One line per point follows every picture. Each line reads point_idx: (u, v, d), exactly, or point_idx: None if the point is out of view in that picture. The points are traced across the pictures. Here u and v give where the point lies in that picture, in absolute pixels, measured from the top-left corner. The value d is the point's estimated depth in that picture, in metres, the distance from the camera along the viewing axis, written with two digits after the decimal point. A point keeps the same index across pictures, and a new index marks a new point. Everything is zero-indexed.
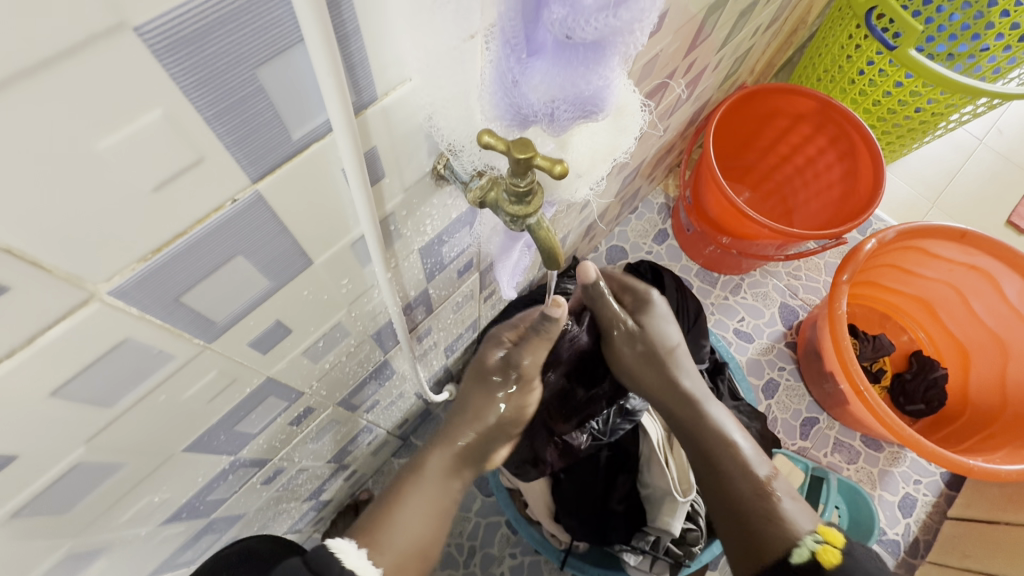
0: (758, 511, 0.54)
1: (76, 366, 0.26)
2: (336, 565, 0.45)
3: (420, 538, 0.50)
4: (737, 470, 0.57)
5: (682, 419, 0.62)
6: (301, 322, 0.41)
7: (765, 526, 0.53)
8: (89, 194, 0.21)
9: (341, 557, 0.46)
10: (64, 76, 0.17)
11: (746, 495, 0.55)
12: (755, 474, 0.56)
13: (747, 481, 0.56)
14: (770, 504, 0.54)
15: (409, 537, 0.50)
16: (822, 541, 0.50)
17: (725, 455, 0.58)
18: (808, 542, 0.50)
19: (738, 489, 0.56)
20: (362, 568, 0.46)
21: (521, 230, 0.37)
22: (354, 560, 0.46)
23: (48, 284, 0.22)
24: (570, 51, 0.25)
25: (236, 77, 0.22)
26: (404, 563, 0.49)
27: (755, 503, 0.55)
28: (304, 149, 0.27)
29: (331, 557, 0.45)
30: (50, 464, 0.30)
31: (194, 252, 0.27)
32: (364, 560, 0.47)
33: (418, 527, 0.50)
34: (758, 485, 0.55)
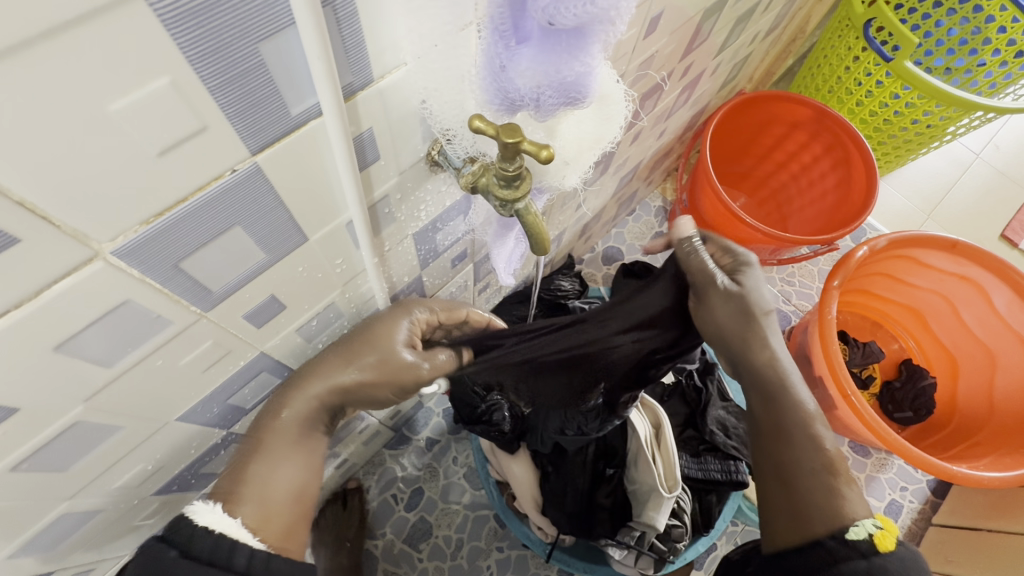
0: (818, 487, 0.50)
1: (78, 324, 0.28)
2: (187, 528, 0.39)
3: (287, 484, 0.46)
4: (806, 441, 0.51)
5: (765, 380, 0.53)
6: (296, 299, 0.42)
7: (822, 502, 0.49)
8: (98, 155, 0.22)
9: (193, 518, 0.40)
10: (79, 40, 0.19)
11: (810, 470, 0.50)
12: (826, 448, 0.51)
13: (815, 455, 0.50)
14: (834, 482, 0.50)
15: (273, 486, 0.45)
16: (879, 525, 0.46)
17: (796, 421, 0.52)
18: (865, 524, 0.47)
19: (803, 462, 0.51)
20: (220, 524, 0.41)
21: (510, 215, 0.39)
22: (210, 517, 0.41)
23: (57, 239, 0.24)
24: (554, 36, 0.27)
25: (239, 51, 0.23)
26: (275, 511, 0.44)
27: (818, 480, 0.50)
28: (302, 125, 0.28)
29: (183, 522, 0.40)
30: (50, 420, 0.32)
31: (195, 218, 0.28)
32: (226, 518, 0.41)
33: (286, 475, 0.46)
34: (828, 461, 0.50)
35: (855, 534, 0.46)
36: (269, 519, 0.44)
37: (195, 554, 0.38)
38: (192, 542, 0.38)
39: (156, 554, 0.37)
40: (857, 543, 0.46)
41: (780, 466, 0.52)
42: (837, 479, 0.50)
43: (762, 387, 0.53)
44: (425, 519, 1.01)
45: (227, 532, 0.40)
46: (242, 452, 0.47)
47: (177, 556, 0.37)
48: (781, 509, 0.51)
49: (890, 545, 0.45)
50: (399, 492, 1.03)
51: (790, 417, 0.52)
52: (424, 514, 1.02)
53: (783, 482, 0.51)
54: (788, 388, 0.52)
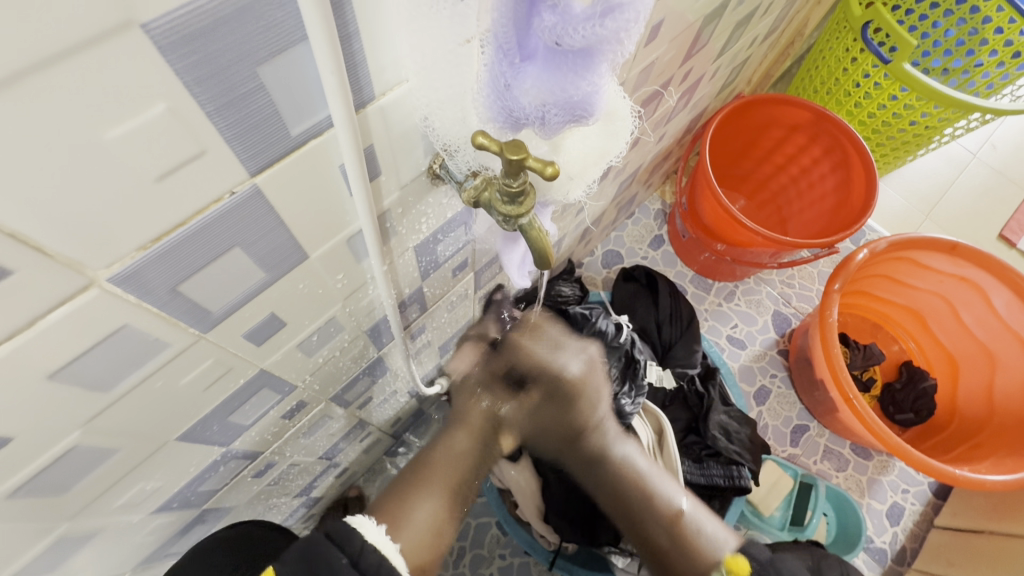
0: (672, 546, 0.64)
1: (74, 351, 0.27)
2: (358, 540, 0.46)
3: (430, 519, 0.59)
4: (650, 514, 0.68)
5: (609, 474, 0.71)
6: (296, 316, 0.41)
7: (677, 558, 0.63)
8: (94, 184, 0.21)
9: (362, 532, 0.48)
10: (72, 70, 0.18)
11: (662, 540, 0.66)
12: (665, 513, 0.66)
13: (660, 527, 0.66)
14: (680, 537, 0.64)
15: (422, 518, 0.58)
16: (726, 570, 0.59)
17: (635, 495, 0.69)
18: (718, 574, 0.60)
19: (654, 533, 0.67)
20: (383, 543, 0.49)
21: (514, 230, 0.38)
22: (375, 536, 0.49)
23: (51, 268, 0.23)
24: (561, 57, 0.26)
25: (238, 74, 0.22)
26: (421, 543, 0.57)
27: (669, 540, 0.65)
28: (303, 144, 0.28)
29: (351, 531, 0.46)
30: (47, 446, 0.31)
31: (193, 241, 0.27)
32: (386, 538, 0.50)
33: (432, 510, 0.59)
34: (668, 524, 0.66)
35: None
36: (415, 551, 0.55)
37: (363, 565, 0.44)
38: (361, 555, 0.45)
39: (328, 556, 0.44)
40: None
41: (644, 544, 0.68)
42: (682, 535, 0.64)
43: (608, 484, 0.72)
44: None
45: (388, 553, 0.49)
46: (398, 487, 0.61)
47: (349, 563, 0.44)
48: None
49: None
50: None
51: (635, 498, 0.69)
52: None
53: (651, 556, 0.67)
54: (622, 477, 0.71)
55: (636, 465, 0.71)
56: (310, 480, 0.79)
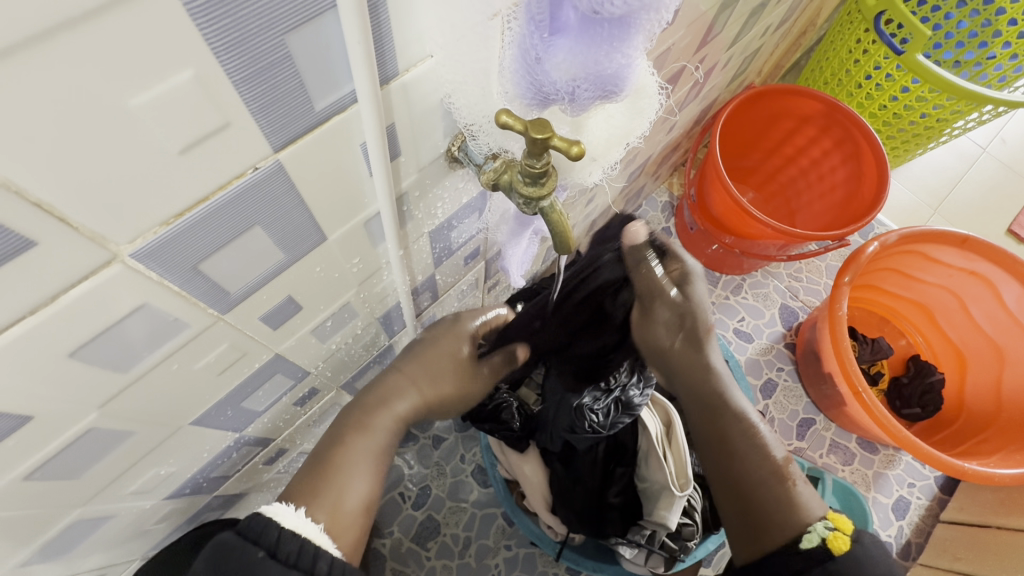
0: (770, 495, 0.54)
1: (95, 329, 0.27)
2: (274, 530, 0.39)
3: (365, 494, 0.46)
4: (752, 452, 0.56)
5: (705, 393, 0.60)
6: (311, 301, 0.41)
7: (777, 512, 0.53)
8: (116, 153, 0.21)
9: (278, 519, 0.40)
10: (98, 32, 0.17)
11: (759, 481, 0.55)
12: (773, 457, 0.56)
13: (762, 467, 0.55)
14: (783, 488, 0.54)
15: (354, 492, 0.45)
16: (832, 527, 0.50)
17: (742, 435, 0.57)
18: (819, 528, 0.50)
19: (752, 475, 0.56)
20: (303, 527, 0.40)
21: (534, 213, 0.38)
22: (293, 521, 0.40)
23: (74, 242, 0.22)
24: (595, 27, 0.26)
25: (265, 42, 0.22)
26: (348, 521, 0.44)
27: (772, 489, 0.54)
28: (327, 120, 0.27)
29: (266, 523, 0.39)
30: (63, 428, 0.31)
31: (215, 219, 0.27)
32: (305, 520, 0.41)
33: (365, 484, 0.46)
34: (775, 468, 0.55)
35: (809, 542, 0.50)
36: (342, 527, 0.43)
37: (281, 556, 0.38)
38: (279, 545, 0.38)
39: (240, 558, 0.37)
40: (812, 552, 0.49)
41: (739, 483, 0.56)
42: (786, 488, 0.54)
43: (705, 403, 0.60)
44: (432, 517, 1.01)
45: (309, 537, 0.40)
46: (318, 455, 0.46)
47: (264, 557, 0.37)
48: (745, 534, 0.54)
49: (844, 546, 0.48)
50: (406, 490, 1.02)
51: (736, 428, 0.58)
52: (431, 512, 1.01)
53: (737, 497, 0.56)
54: (726, 402, 0.59)
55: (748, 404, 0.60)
56: None
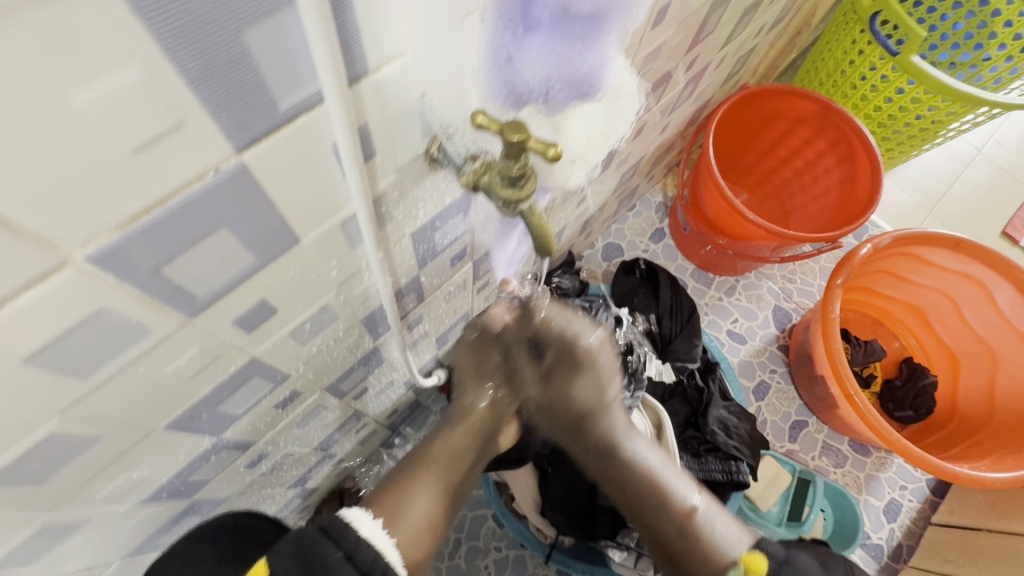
0: (686, 549, 0.58)
1: (49, 334, 0.26)
2: (352, 536, 0.46)
3: (427, 516, 0.57)
4: (659, 512, 0.62)
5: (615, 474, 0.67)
6: (288, 303, 0.40)
7: (693, 562, 0.57)
8: (63, 155, 0.20)
9: (357, 526, 0.47)
10: (32, 25, 0.16)
11: (673, 535, 0.60)
12: (675, 511, 0.61)
13: (669, 520, 0.61)
14: (691, 538, 0.59)
15: (418, 514, 0.57)
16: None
17: (647, 498, 0.63)
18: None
19: (665, 530, 0.61)
20: (376, 537, 0.48)
21: (514, 216, 0.37)
22: (370, 530, 0.48)
23: (20, 244, 0.21)
24: (568, 26, 0.25)
25: (221, 38, 0.21)
26: (416, 538, 0.55)
27: (683, 542, 0.59)
28: (293, 119, 0.26)
29: (348, 526, 0.46)
30: (25, 433, 0.30)
31: (176, 220, 0.26)
32: (379, 531, 0.49)
33: (427, 508, 0.58)
34: (679, 524, 0.60)
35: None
36: (413, 541, 0.54)
37: (357, 559, 0.44)
38: (357, 550, 0.45)
39: (323, 552, 0.43)
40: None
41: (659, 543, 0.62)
42: (693, 531, 0.59)
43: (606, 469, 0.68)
44: None
45: (382, 549, 0.48)
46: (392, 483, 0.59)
47: (342, 557, 0.44)
48: None
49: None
50: None
51: (642, 494, 0.63)
52: None
53: (662, 554, 0.61)
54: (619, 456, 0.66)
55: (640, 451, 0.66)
56: (305, 470, 0.78)
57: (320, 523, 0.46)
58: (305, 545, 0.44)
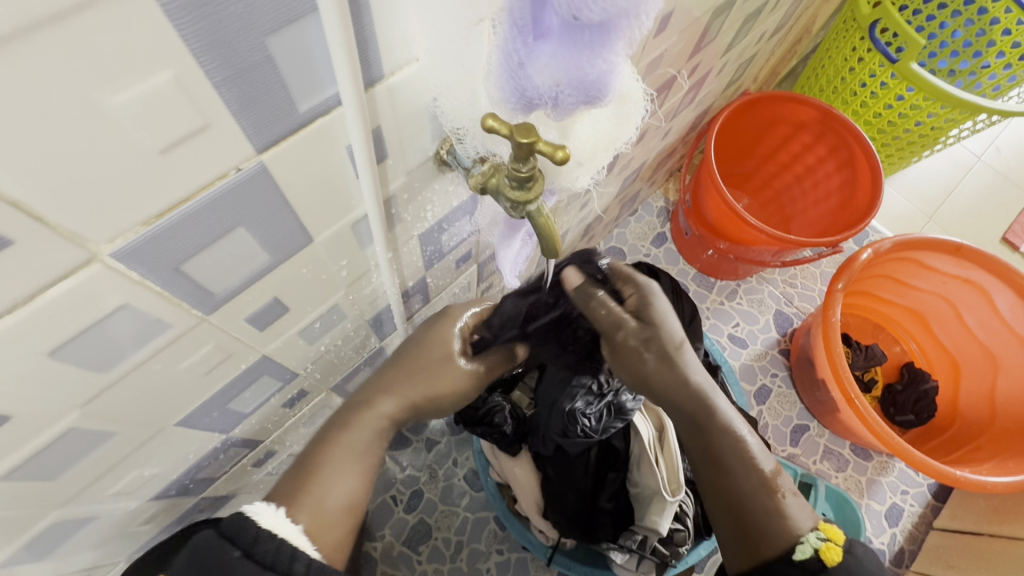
0: (761, 507, 0.54)
1: (74, 327, 0.26)
2: (252, 529, 0.40)
3: (349, 496, 0.46)
4: (741, 467, 0.56)
5: (691, 412, 0.56)
6: (299, 302, 0.41)
7: (766, 523, 0.54)
8: (96, 154, 0.21)
9: (257, 520, 0.41)
10: (73, 30, 0.17)
11: (749, 491, 0.55)
12: (761, 470, 0.55)
13: (751, 476, 0.55)
14: (773, 500, 0.54)
15: (335, 495, 0.45)
16: (824, 538, 0.52)
17: (730, 448, 0.56)
18: (811, 539, 0.52)
19: (744, 487, 0.55)
20: (280, 527, 0.41)
21: (521, 217, 0.38)
22: (272, 520, 0.41)
23: (51, 241, 0.22)
24: (577, 33, 0.26)
25: (246, 43, 0.22)
26: (331, 521, 0.44)
27: (761, 500, 0.54)
28: (311, 122, 0.27)
29: (245, 521, 0.40)
30: (43, 427, 0.31)
31: (196, 220, 0.27)
32: (286, 521, 0.42)
33: (348, 486, 0.46)
34: (763, 482, 0.55)
35: (803, 553, 0.51)
36: (326, 526, 0.44)
37: (257, 557, 0.39)
38: (255, 545, 0.39)
39: (218, 555, 0.38)
40: (806, 563, 0.50)
41: (731, 499, 0.56)
42: (774, 499, 0.54)
43: (690, 420, 0.57)
44: (423, 520, 1.00)
45: (287, 537, 0.41)
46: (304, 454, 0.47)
47: (240, 556, 0.39)
48: (736, 548, 0.55)
49: (836, 557, 0.50)
50: (398, 493, 1.01)
51: (726, 445, 0.56)
52: (423, 516, 1.01)
53: (732, 511, 0.55)
54: (713, 418, 0.56)
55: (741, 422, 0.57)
56: None
57: (218, 527, 0.41)
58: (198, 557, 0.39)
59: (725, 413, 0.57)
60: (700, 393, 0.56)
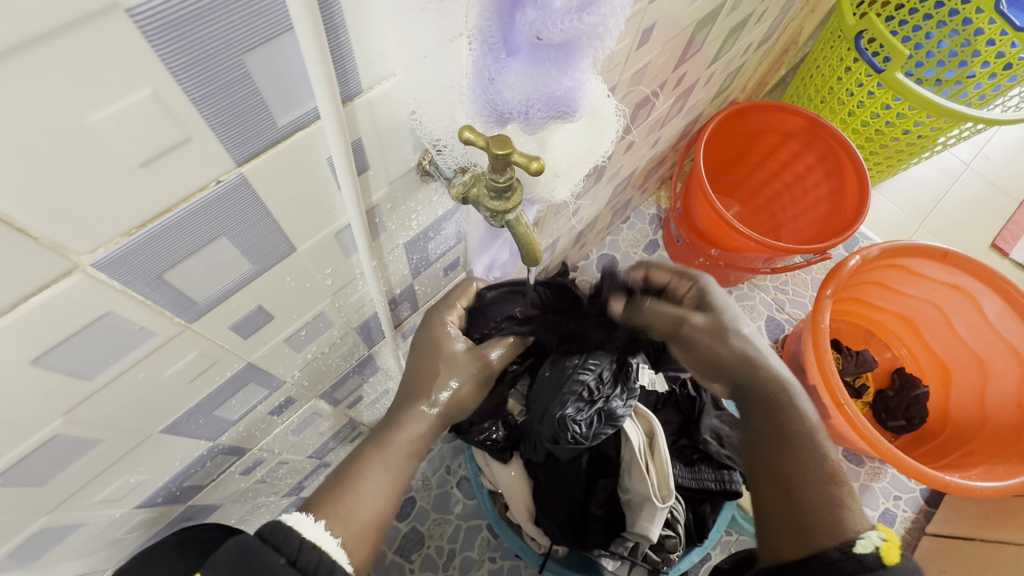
0: (822, 496, 0.53)
1: (58, 335, 0.27)
2: (296, 539, 0.42)
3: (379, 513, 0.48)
4: (809, 454, 0.56)
5: (762, 396, 0.60)
6: (284, 310, 0.42)
7: (825, 513, 0.52)
8: (76, 169, 0.22)
9: (299, 530, 0.43)
10: (52, 52, 0.18)
11: (810, 480, 0.54)
12: (828, 462, 0.55)
13: (815, 467, 0.55)
14: (836, 494, 0.53)
15: (366, 512, 0.47)
16: (885, 538, 0.48)
17: (798, 432, 0.57)
18: (872, 536, 0.48)
19: (806, 472, 0.55)
20: (320, 538, 0.44)
21: (501, 226, 0.38)
22: (313, 532, 0.44)
23: (34, 251, 0.23)
24: (543, 52, 0.27)
25: (224, 62, 0.23)
26: (362, 537, 0.47)
27: (820, 490, 0.53)
28: (290, 135, 0.28)
29: (289, 531, 0.43)
30: (28, 434, 0.31)
31: (178, 230, 0.28)
32: (325, 532, 0.44)
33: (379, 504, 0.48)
34: (831, 474, 0.55)
35: (864, 546, 0.47)
36: (359, 542, 0.46)
37: (302, 563, 0.41)
38: (300, 553, 0.42)
39: (265, 558, 0.40)
40: (865, 555, 0.47)
41: (789, 482, 0.55)
42: (838, 489, 0.54)
43: (767, 399, 0.59)
44: (416, 529, 1.00)
45: (326, 549, 0.44)
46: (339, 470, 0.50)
47: (286, 563, 0.40)
48: (786, 530, 0.53)
49: (896, 556, 0.46)
50: None
51: (795, 428, 0.57)
52: (415, 524, 1.00)
53: (788, 493, 0.54)
54: (791, 402, 0.59)
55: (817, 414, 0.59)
56: (300, 479, 0.79)
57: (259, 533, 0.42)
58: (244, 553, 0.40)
59: (802, 406, 0.59)
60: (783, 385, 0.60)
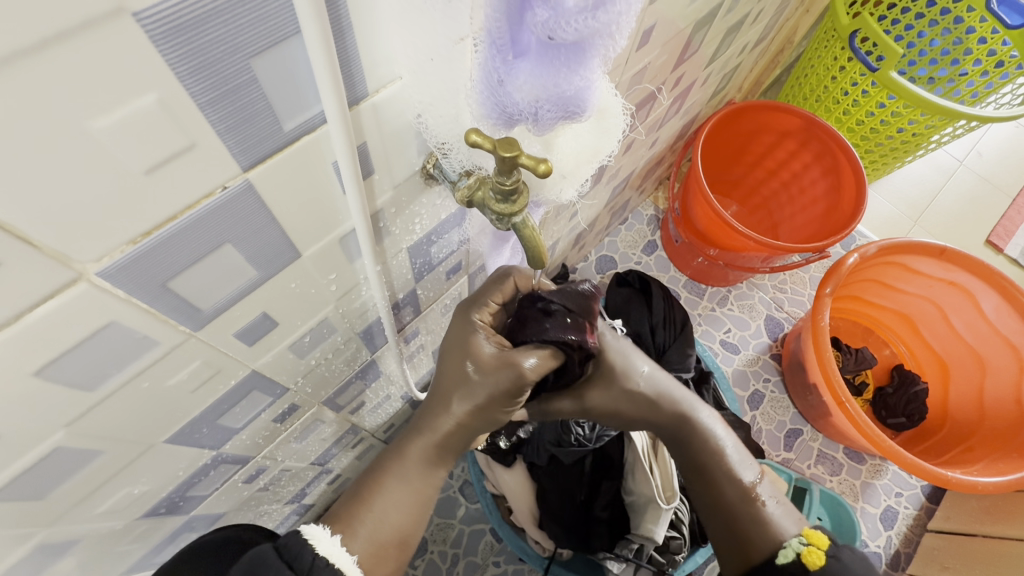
0: (747, 515, 0.55)
1: (61, 346, 0.27)
2: (308, 555, 0.40)
3: (401, 529, 0.44)
4: (724, 476, 0.57)
5: (669, 430, 0.59)
6: (288, 316, 0.41)
7: (753, 532, 0.55)
8: (81, 177, 0.21)
9: (314, 544, 0.41)
10: (57, 57, 0.18)
11: (734, 501, 0.56)
12: (742, 479, 0.57)
13: (733, 487, 0.57)
14: (755, 509, 0.56)
15: (388, 530, 0.44)
16: (806, 543, 0.52)
17: (706, 456, 0.58)
18: (794, 544, 0.53)
19: (728, 496, 0.57)
20: (336, 557, 0.41)
21: (507, 229, 0.38)
22: (329, 548, 0.41)
23: (38, 261, 0.23)
24: (554, 52, 0.27)
25: (231, 66, 0.22)
26: (382, 553, 0.44)
27: (746, 511, 0.56)
28: (296, 139, 0.28)
29: (302, 545, 0.41)
30: (29, 446, 0.31)
31: (183, 237, 0.27)
32: (340, 550, 0.42)
33: (399, 519, 0.44)
34: (745, 491, 0.56)
35: (784, 557, 0.52)
36: (378, 558, 0.43)
37: None
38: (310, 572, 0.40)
39: None
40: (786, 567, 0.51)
41: (717, 509, 0.57)
42: (756, 506, 0.56)
43: (672, 435, 0.59)
44: (419, 534, 0.99)
45: (342, 567, 0.41)
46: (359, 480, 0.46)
47: None
48: (729, 555, 0.57)
49: (819, 560, 0.51)
50: None
51: (703, 453, 0.58)
52: None
53: (720, 519, 0.57)
54: (689, 428, 0.58)
55: (710, 421, 0.59)
56: (302, 486, 0.78)
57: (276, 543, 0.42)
58: (254, 571, 0.40)
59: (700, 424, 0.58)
60: (679, 417, 0.58)
